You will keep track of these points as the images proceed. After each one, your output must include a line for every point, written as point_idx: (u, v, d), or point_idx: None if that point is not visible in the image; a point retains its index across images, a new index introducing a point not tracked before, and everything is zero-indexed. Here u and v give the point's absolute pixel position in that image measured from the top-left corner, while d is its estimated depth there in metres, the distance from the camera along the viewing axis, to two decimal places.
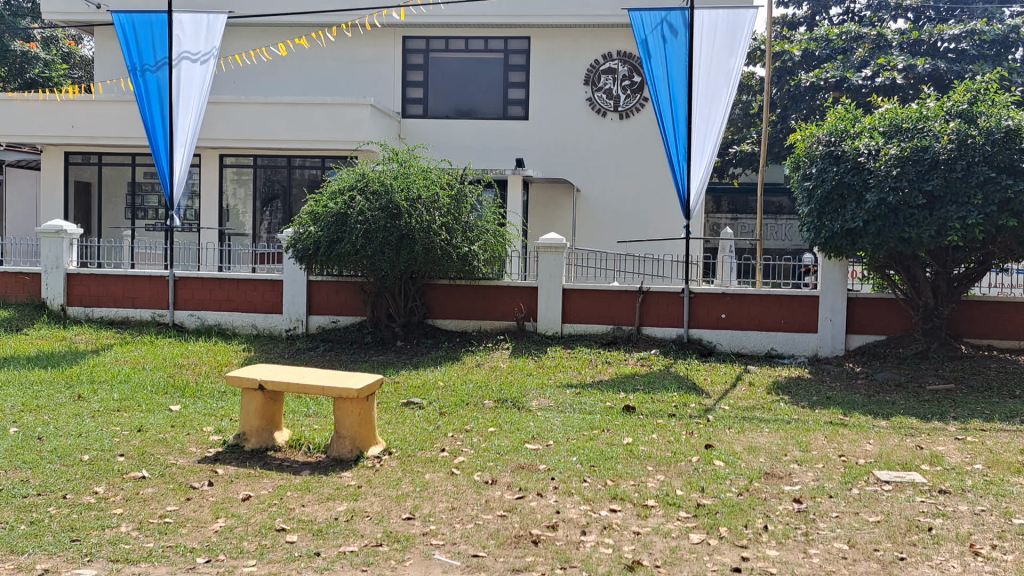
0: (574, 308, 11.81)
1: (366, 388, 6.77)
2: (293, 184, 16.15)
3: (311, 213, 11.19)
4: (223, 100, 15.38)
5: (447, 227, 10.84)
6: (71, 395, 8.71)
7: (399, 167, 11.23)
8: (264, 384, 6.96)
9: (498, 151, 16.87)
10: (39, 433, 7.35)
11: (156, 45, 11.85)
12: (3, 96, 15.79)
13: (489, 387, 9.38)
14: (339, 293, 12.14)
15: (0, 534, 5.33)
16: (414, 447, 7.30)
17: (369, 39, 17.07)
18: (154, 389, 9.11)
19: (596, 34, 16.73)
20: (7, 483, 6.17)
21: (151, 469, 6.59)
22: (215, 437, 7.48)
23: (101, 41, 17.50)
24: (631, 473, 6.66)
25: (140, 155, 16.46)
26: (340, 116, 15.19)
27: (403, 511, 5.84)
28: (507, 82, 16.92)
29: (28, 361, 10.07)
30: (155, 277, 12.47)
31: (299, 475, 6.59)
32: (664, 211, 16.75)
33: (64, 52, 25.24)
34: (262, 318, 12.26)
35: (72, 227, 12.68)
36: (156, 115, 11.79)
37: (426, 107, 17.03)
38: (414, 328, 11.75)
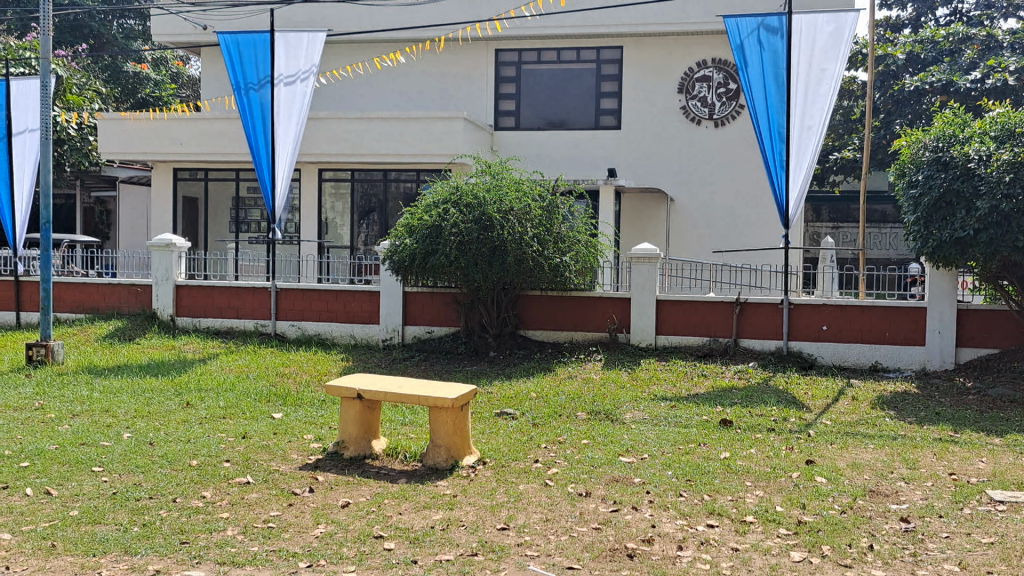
0: (667, 319, 11.67)
1: (462, 397, 6.84)
2: (389, 197, 16.44)
3: (406, 225, 11.36)
4: (322, 115, 15.81)
5: (539, 238, 10.86)
6: (180, 402, 9.05)
7: (492, 179, 11.29)
8: (363, 393, 7.12)
9: (590, 161, 16.82)
10: (150, 439, 7.66)
11: (260, 63, 12.26)
12: (118, 114, 16.56)
13: (582, 399, 9.34)
14: (434, 304, 12.30)
15: (116, 536, 5.56)
16: (507, 457, 7.33)
17: (462, 52, 17.29)
18: (257, 397, 9.39)
19: (690, 41, 16.57)
20: (121, 487, 6.45)
21: (255, 475, 6.80)
22: (315, 445, 7.65)
23: (207, 61, 18.19)
24: (729, 488, 6.54)
25: (244, 171, 17.04)
26: (434, 130, 15.41)
27: (499, 521, 5.87)
28: (599, 92, 16.90)
29: (139, 369, 10.50)
30: (258, 288, 12.86)
31: (396, 484, 6.69)
32: (761, 220, 16.45)
33: (173, 72, 26.33)
34: (360, 328, 12.52)
35: (180, 240, 13.18)
36: (259, 131, 12.17)
37: (518, 119, 17.14)
38: (507, 339, 11.78)
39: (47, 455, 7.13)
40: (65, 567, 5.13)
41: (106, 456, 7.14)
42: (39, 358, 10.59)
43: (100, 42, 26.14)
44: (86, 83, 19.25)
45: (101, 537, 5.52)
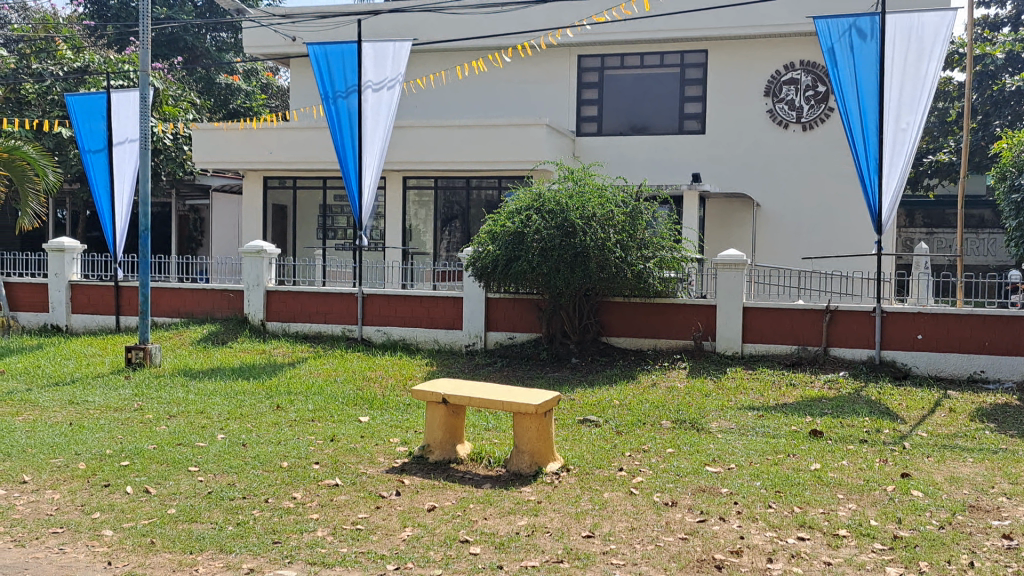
0: (754, 327, 11.46)
1: (546, 403, 6.82)
2: (471, 204, 16.58)
3: (489, 231, 11.43)
4: (407, 124, 16.06)
5: (623, 244, 10.78)
6: (270, 404, 9.30)
7: (575, 185, 11.27)
8: (448, 398, 7.15)
9: (673, 166, 16.65)
10: (243, 440, 7.87)
11: (348, 73, 12.47)
12: (211, 125, 17.08)
13: (667, 407, 9.23)
14: (517, 310, 12.33)
15: (211, 534, 5.73)
16: (592, 464, 7.29)
17: (546, 59, 17.35)
18: (344, 400, 9.56)
19: (776, 44, 16.28)
20: (216, 486, 6.64)
21: (343, 477, 6.92)
22: (401, 448, 7.75)
23: (295, 71, 18.63)
24: (820, 501, 6.38)
25: (331, 179, 17.40)
26: (516, 137, 15.48)
27: (584, 529, 5.85)
28: (683, 96, 16.71)
29: (232, 372, 10.79)
30: (345, 294, 13.12)
31: (481, 488, 6.73)
32: (851, 226, 16.04)
33: (263, 82, 27.01)
34: (443, 334, 12.64)
35: (271, 246, 13.50)
36: (346, 139, 12.42)
37: (601, 124, 17.08)
38: (588, 345, 11.72)
39: (146, 454, 7.39)
40: (164, 563, 5.30)
41: (201, 456, 7.36)
42: (138, 360, 10.99)
43: (193, 55, 27.11)
44: (181, 94, 19.99)
45: (197, 535, 5.69)
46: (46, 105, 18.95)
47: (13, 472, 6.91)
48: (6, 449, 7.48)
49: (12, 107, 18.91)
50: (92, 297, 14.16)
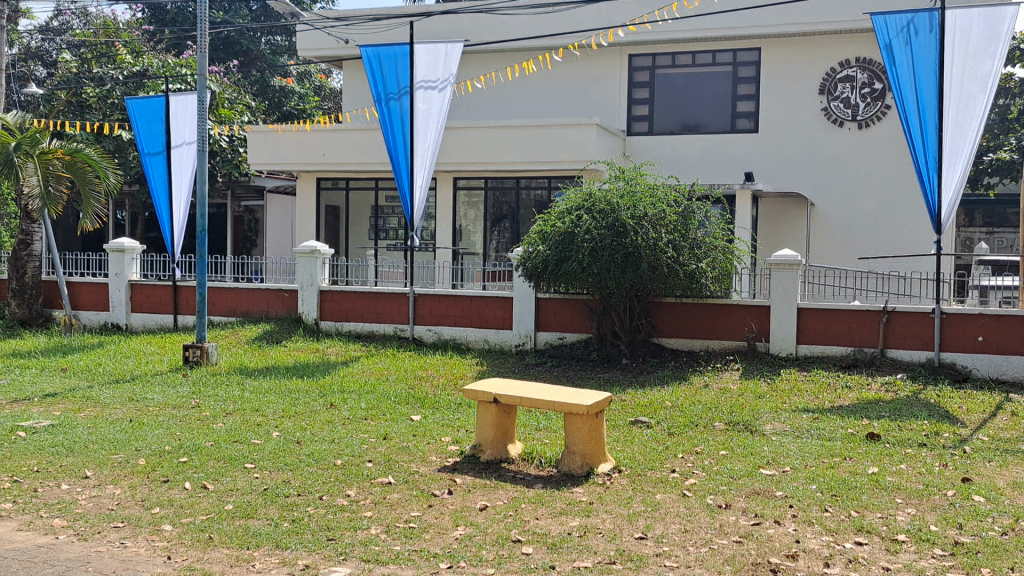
0: (809, 328, 11.30)
1: (597, 404, 6.79)
2: (521, 205, 16.61)
3: (539, 232, 11.42)
4: (457, 125, 16.13)
5: (674, 244, 10.69)
6: (324, 403, 9.41)
7: (626, 185, 11.22)
8: (499, 398, 7.17)
9: (725, 165, 16.49)
10: (298, 437, 7.97)
11: (400, 75, 12.56)
12: (266, 127, 17.33)
13: (720, 409, 9.14)
14: (567, 310, 12.31)
15: (268, 530, 5.81)
16: (644, 466, 7.25)
17: (597, 59, 17.31)
18: (396, 399, 9.63)
19: (832, 41, 16.03)
20: (271, 483, 6.74)
21: (396, 475, 6.97)
22: (453, 447, 7.79)
23: (348, 73, 18.83)
24: (878, 505, 6.26)
25: (383, 180, 17.55)
26: (566, 136, 15.44)
27: (636, 530, 5.81)
28: (735, 95, 16.54)
29: (287, 370, 10.93)
30: (397, 293, 13.22)
31: (532, 488, 6.73)
32: (909, 225, 15.74)
33: (316, 84, 27.32)
34: (494, 333, 12.67)
35: (324, 247, 13.66)
36: (398, 140, 12.53)
37: (652, 123, 16.97)
38: (639, 346, 11.66)
39: (203, 451, 7.52)
40: (222, 558, 5.39)
41: (257, 453, 7.46)
42: (195, 359, 11.19)
43: (249, 58, 27.67)
44: (236, 97, 20.35)
45: (254, 531, 5.77)
46: (107, 108, 19.44)
47: (76, 467, 7.08)
48: (70, 444, 7.67)
49: (75, 111, 19.44)
50: (151, 297, 14.46)
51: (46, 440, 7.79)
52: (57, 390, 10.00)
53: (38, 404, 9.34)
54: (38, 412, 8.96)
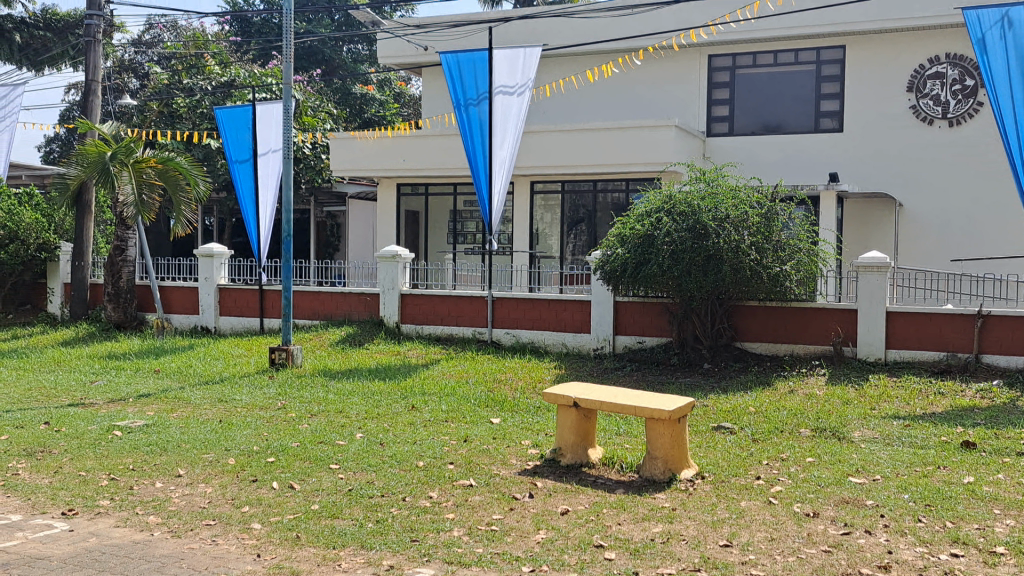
0: (899, 332, 10.99)
1: (679, 409, 6.72)
2: (598, 208, 16.54)
3: (618, 235, 11.35)
4: (535, 129, 16.17)
5: (757, 246, 10.50)
6: (406, 405, 9.51)
7: (707, 187, 11.07)
8: (579, 402, 7.15)
9: (809, 166, 16.14)
10: (381, 439, 8.08)
11: (479, 80, 12.63)
12: (348, 134, 17.63)
13: (805, 415, 8.94)
14: (647, 314, 12.22)
15: (353, 530, 5.90)
16: (728, 472, 7.13)
17: (676, 60, 17.14)
18: (476, 402, 9.69)
19: (921, 37, 15.54)
20: (356, 483, 6.84)
21: (477, 478, 7.00)
22: (534, 451, 7.79)
23: (427, 80, 19.03)
24: (974, 516, 6.03)
25: (462, 185, 17.70)
26: (644, 139, 15.32)
27: (721, 538, 5.72)
28: (819, 94, 16.20)
29: (369, 373, 11.09)
30: (476, 297, 13.30)
31: (614, 493, 6.69)
32: (1004, 225, 15.18)
33: (396, 91, 27.76)
34: (572, 337, 12.65)
35: (405, 251, 13.84)
36: (477, 145, 12.59)
37: (732, 124, 16.74)
38: (721, 350, 11.46)
39: (290, 451, 7.68)
40: (309, 557, 5.49)
41: (342, 454, 7.59)
42: (281, 361, 11.44)
43: (331, 66, 28.60)
44: (319, 105, 20.81)
45: (340, 531, 5.87)
46: (197, 118, 19.99)
47: (170, 465, 7.30)
48: (163, 443, 7.92)
49: (166, 121, 20.13)
50: (239, 300, 14.84)
51: (141, 439, 8.07)
52: (151, 391, 10.33)
53: (133, 404, 9.67)
54: (133, 412, 9.26)
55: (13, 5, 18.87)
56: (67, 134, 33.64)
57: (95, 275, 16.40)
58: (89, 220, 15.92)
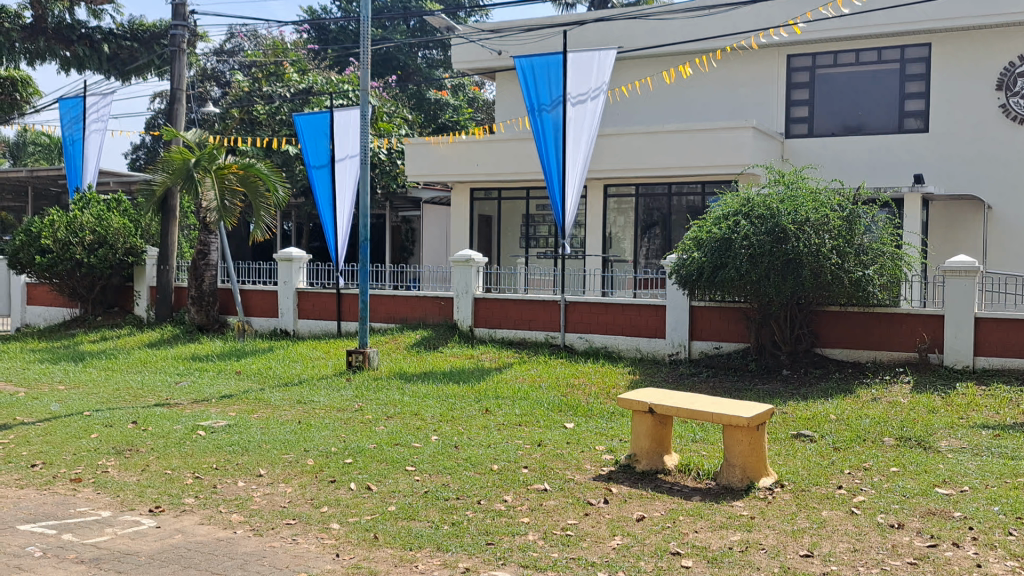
0: (988, 339, 10.62)
1: (758, 416, 6.61)
2: (672, 211, 16.38)
3: (694, 238, 11.21)
4: (608, 132, 16.10)
5: (839, 250, 10.25)
6: (480, 408, 9.56)
7: (786, 189, 10.86)
8: (655, 407, 7.08)
9: (892, 167, 15.70)
10: (455, 442, 8.13)
11: (553, 84, 12.63)
12: (423, 140, 17.81)
13: (889, 423, 8.69)
14: (723, 319, 12.05)
15: (429, 532, 5.94)
16: (808, 481, 6.98)
17: (754, 61, 16.89)
18: (549, 406, 9.68)
19: (1010, 33, 15.05)
20: (432, 486, 6.89)
21: (552, 483, 6.98)
22: (608, 456, 7.74)
23: (501, 84, 19.11)
24: None
25: (534, 189, 17.70)
26: (720, 140, 15.11)
27: (802, 548, 5.59)
28: (903, 93, 15.75)
29: (444, 376, 11.17)
30: (549, 301, 13.30)
31: (690, 501, 6.60)
32: None
33: (470, 96, 28.06)
34: (646, 342, 12.55)
35: (478, 256, 13.90)
36: (550, 150, 12.58)
37: (812, 125, 16.41)
38: (801, 357, 11.24)
39: (367, 452, 7.79)
40: (387, 558, 5.55)
41: (418, 456, 7.66)
42: (357, 363, 11.61)
43: (406, 72, 29.10)
44: (394, 111, 21.12)
45: (416, 532, 5.92)
46: (276, 124, 20.42)
47: (251, 465, 7.47)
48: (245, 443, 8.11)
49: (247, 128, 20.67)
50: (317, 304, 15.12)
51: (224, 439, 8.27)
52: (232, 393, 10.59)
53: (216, 405, 9.92)
54: (216, 412, 9.52)
55: (102, 17, 19.53)
56: (153, 142, 34.78)
57: (179, 279, 16.90)
58: (174, 225, 16.41)
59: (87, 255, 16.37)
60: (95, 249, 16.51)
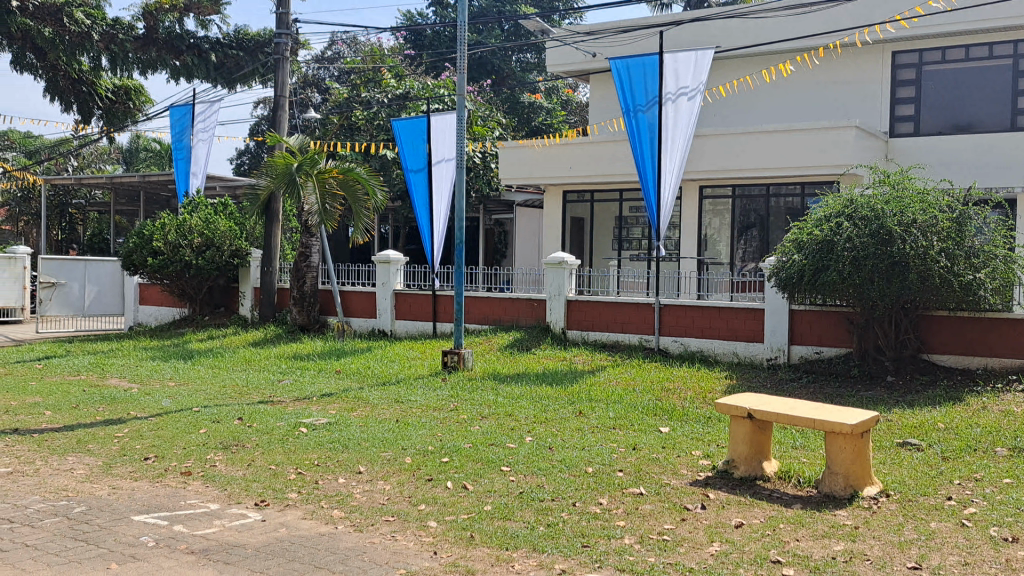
0: None
1: (863, 424, 6.41)
2: (770, 212, 16.08)
3: (795, 240, 10.98)
4: (704, 133, 15.90)
5: (948, 252, 9.84)
6: (574, 410, 9.56)
7: (892, 190, 10.54)
8: (753, 413, 6.96)
9: (1004, 167, 15.02)
10: (550, 443, 8.15)
11: (649, 85, 12.55)
12: (517, 143, 17.90)
13: (1002, 433, 8.33)
14: (823, 323, 11.75)
15: (525, 532, 5.97)
16: (915, 492, 6.74)
17: (856, 59, 16.43)
18: (644, 410, 9.59)
19: None
20: (527, 486, 6.93)
21: (648, 487, 6.93)
22: (705, 462, 7.64)
23: (595, 87, 19.07)
24: None
25: (627, 191, 17.56)
26: (821, 140, 14.75)
27: (909, 560, 5.41)
28: (1016, 89, 15.07)
29: (537, 377, 11.21)
30: (643, 304, 13.21)
31: (791, 509, 6.46)
32: None
33: (563, 99, 28.17)
34: (743, 346, 12.34)
35: (571, 257, 13.91)
36: (646, 151, 12.50)
37: (918, 124, 15.89)
38: (906, 363, 10.84)
39: (463, 452, 7.87)
40: (484, 557, 5.60)
41: (513, 457, 7.72)
42: (453, 363, 11.75)
43: (500, 76, 29.39)
44: (489, 115, 21.31)
45: (512, 533, 5.95)
46: (374, 129, 20.92)
47: (351, 462, 7.64)
48: (345, 440, 8.30)
49: (346, 133, 21.19)
50: (413, 305, 15.38)
51: (325, 437, 8.46)
52: (332, 391, 10.85)
53: (316, 403, 10.18)
54: (317, 409, 9.78)
55: (210, 27, 20.26)
56: (256, 147, 36.02)
57: (282, 280, 17.42)
58: (277, 228, 16.89)
59: (196, 257, 16.98)
60: (203, 251, 17.13)
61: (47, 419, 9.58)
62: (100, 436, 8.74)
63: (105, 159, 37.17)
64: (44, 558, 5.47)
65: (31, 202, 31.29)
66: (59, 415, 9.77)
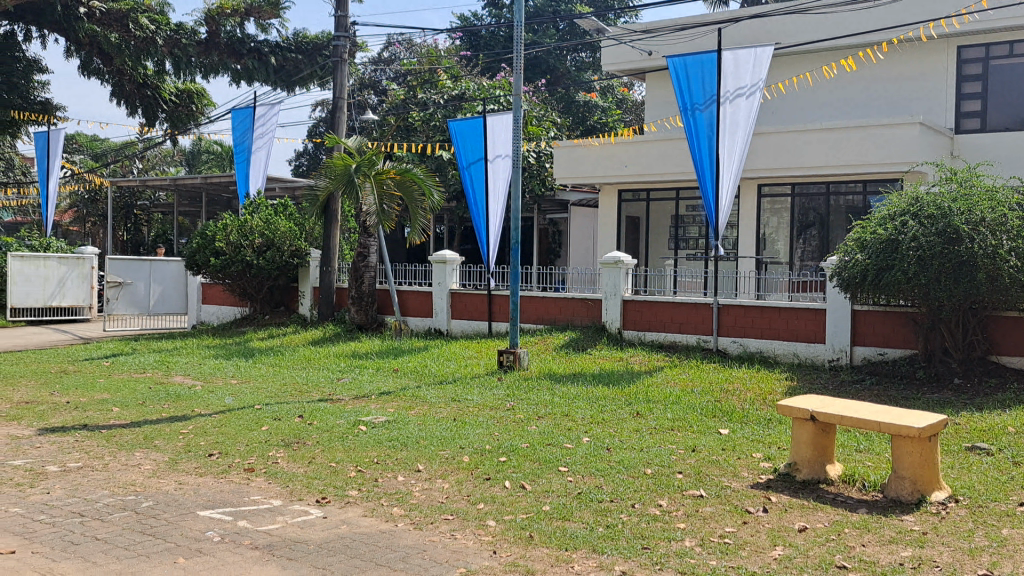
0: None
1: (931, 427, 6.25)
2: (830, 211, 15.82)
3: (857, 239, 10.79)
4: (762, 131, 15.70)
5: (1018, 251, 9.54)
6: (631, 411, 9.51)
7: (959, 188, 10.31)
8: (817, 415, 6.83)
9: None
10: (608, 444, 8.11)
11: (706, 83, 12.40)
12: (572, 142, 17.83)
13: None
14: (887, 324, 11.51)
15: (584, 533, 5.95)
16: (986, 497, 6.56)
17: (920, 53, 16.06)
18: (703, 412, 9.50)
19: None
20: (585, 487, 6.90)
21: (708, 489, 6.85)
22: (766, 464, 7.53)
23: (651, 85, 18.94)
24: None
25: (683, 190, 17.41)
26: (883, 137, 14.45)
27: (980, 567, 5.27)
28: None
29: (594, 378, 11.17)
30: (701, 304, 13.08)
31: (856, 513, 6.33)
32: None
33: (619, 97, 28.04)
34: (804, 347, 12.15)
35: (627, 257, 13.83)
36: (704, 150, 12.36)
37: (984, 120, 15.50)
38: (974, 364, 10.59)
39: (521, 451, 7.87)
40: (544, 557, 5.59)
41: (570, 457, 7.70)
42: (508, 363, 11.75)
43: (555, 75, 29.36)
44: (544, 114, 21.32)
45: (572, 534, 5.94)
46: (430, 130, 21.05)
47: (410, 460, 7.69)
48: (404, 439, 8.36)
49: (402, 134, 21.37)
50: (469, 304, 15.43)
51: (384, 435, 8.54)
52: (391, 389, 10.93)
53: (375, 401, 10.27)
54: (376, 408, 9.86)
55: (270, 30, 20.56)
56: (314, 148, 36.51)
57: (340, 279, 17.62)
58: (335, 228, 17.09)
59: (256, 257, 17.24)
60: (263, 251, 17.40)
61: (114, 415, 9.81)
62: (166, 433, 8.92)
63: (168, 161, 38.00)
64: (114, 551, 5.60)
65: (98, 203, 32.13)
66: (126, 411, 10.00)
